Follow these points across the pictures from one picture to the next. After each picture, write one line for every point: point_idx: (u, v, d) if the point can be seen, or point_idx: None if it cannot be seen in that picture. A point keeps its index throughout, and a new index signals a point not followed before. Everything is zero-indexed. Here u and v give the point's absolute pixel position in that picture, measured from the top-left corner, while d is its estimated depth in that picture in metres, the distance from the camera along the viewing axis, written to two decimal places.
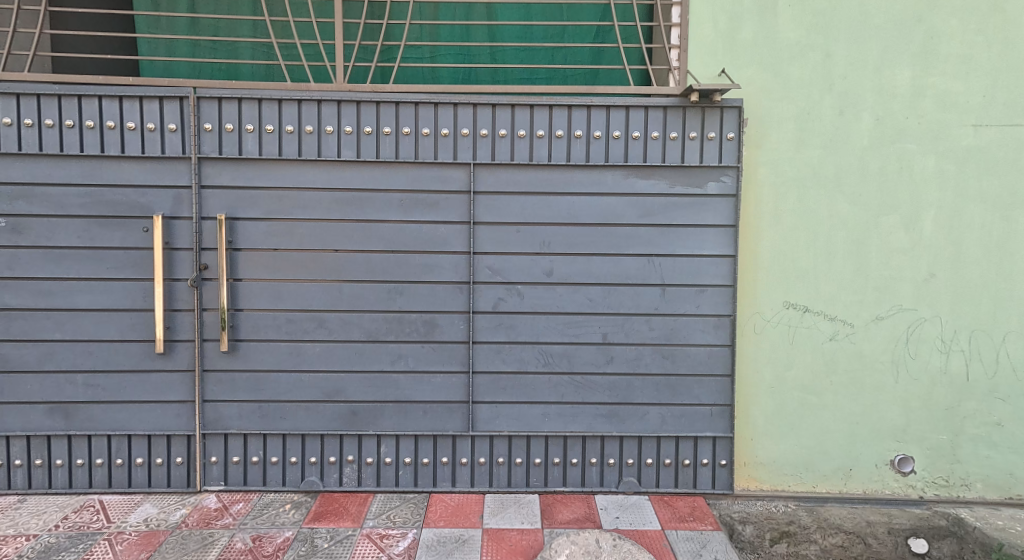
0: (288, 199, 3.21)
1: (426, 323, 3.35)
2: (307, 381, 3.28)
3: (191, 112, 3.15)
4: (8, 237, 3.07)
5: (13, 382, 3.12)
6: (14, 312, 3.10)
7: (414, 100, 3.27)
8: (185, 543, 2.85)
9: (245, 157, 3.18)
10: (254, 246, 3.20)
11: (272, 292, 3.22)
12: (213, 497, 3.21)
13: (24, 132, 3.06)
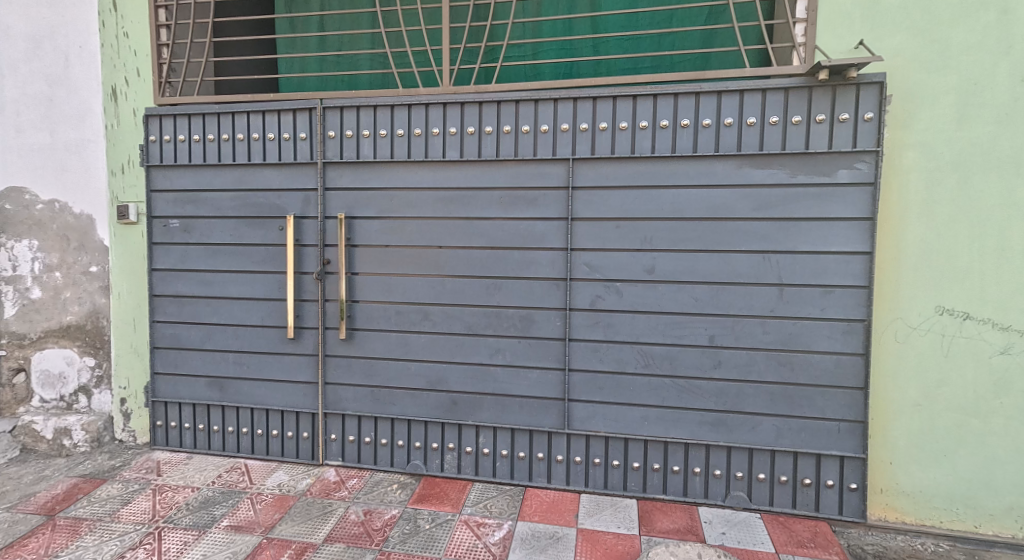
0: (399, 199, 3.43)
1: (523, 318, 3.39)
2: (414, 370, 3.49)
3: (317, 121, 3.50)
4: (180, 235, 3.65)
5: (182, 357, 3.71)
6: (183, 298, 3.68)
7: (514, 98, 3.33)
8: (308, 509, 3.18)
9: (362, 160, 3.46)
10: (369, 243, 3.47)
11: (384, 285, 3.48)
12: (333, 471, 3.55)
13: (193, 146, 3.63)
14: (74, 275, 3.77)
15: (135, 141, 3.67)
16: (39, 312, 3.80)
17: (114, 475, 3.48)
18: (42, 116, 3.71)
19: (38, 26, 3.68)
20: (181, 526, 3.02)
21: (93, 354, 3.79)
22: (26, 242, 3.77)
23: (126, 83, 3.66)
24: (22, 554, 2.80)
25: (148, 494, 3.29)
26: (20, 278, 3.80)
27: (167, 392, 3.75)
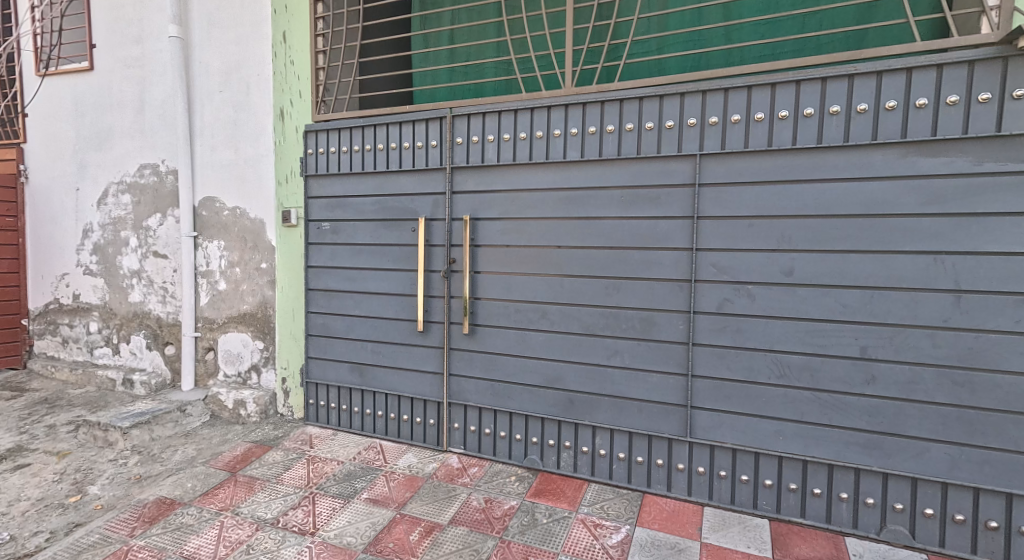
0: (519, 200, 3.54)
1: (643, 320, 3.31)
2: (533, 367, 3.57)
3: (447, 129, 3.72)
4: (330, 236, 4.11)
5: (330, 344, 4.17)
6: (332, 292, 4.13)
7: (638, 95, 3.25)
8: (436, 491, 3.41)
9: (486, 164, 3.62)
10: (492, 243, 3.61)
11: (505, 284, 3.60)
12: (456, 458, 3.77)
13: (342, 156, 4.05)
14: (250, 271, 4.40)
15: (296, 154, 4.18)
16: (224, 301, 4.51)
17: (277, 443, 4.02)
18: (229, 137, 4.39)
19: (228, 62, 4.35)
20: (331, 494, 3.40)
21: (262, 338, 4.40)
22: (216, 243, 4.50)
23: (291, 104, 4.17)
24: (214, 501, 3.35)
25: (304, 463, 3.76)
26: (212, 272, 4.54)
27: (318, 374, 4.23)
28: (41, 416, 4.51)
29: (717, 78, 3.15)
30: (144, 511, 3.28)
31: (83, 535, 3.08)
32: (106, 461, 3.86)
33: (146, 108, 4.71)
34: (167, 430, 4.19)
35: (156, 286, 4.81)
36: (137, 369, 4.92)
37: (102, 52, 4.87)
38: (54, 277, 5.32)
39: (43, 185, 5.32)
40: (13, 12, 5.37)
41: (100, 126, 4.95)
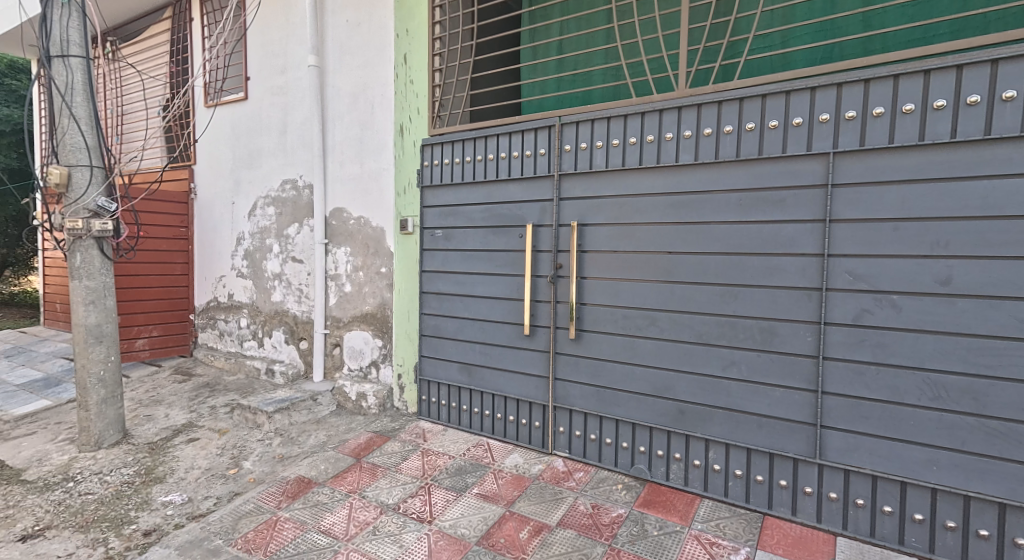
0: (628, 205, 3.53)
1: (763, 330, 3.16)
2: (641, 375, 3.53)
3: (556, 137, 3.81)
4: (442, 242, 4.34)
5: (440, 344, 4.39)
6: (444, 295, 4.35)
7: (760, 92, 3.13)
8: (543, 492, 3.48)
9: (594, 170, 3.65)
10: (599, 248, 3.64)
11: (613, 290, 3.60)
12: (561, 461, 3.82)
13: (454, 167, 4.28)
14: (372, 274, 4.76)
15: (413, 166, 4.47)
16: (349, 301, 4.91)
17: (395, 435, 4.30)
18: (356, 153, 4.79)
19: (355, 83, 4.76)
20: (445, 486, 3.60)
21: (380, 337, 4.74)
22: (343, 249, 4.92)
23: (410, 120, 4.47)
24: (343, 484, 3.68)
25: (419, 454, 3.99)
26: (339, 275, 4.96)
27: (431, 372, 4.47)
28: (204, 397, 5.20)
29: (854, 69, 2.95)
30: (286, 487, 3.69)
31: (240, 503, 3.55)
32: (255, 440, 4.37)
33: (288, 130, 5.27)
34: (302, 416, 4.63)
35: (294, 287, 5.34)
36: (277, 361, 5.48)
37: (255, 83, 5.54)
38: (214, 279, 6.10)
39: (207, 198, 6.13)
40: (188, 54, 6.28)
41: (252, 147, 5.62)
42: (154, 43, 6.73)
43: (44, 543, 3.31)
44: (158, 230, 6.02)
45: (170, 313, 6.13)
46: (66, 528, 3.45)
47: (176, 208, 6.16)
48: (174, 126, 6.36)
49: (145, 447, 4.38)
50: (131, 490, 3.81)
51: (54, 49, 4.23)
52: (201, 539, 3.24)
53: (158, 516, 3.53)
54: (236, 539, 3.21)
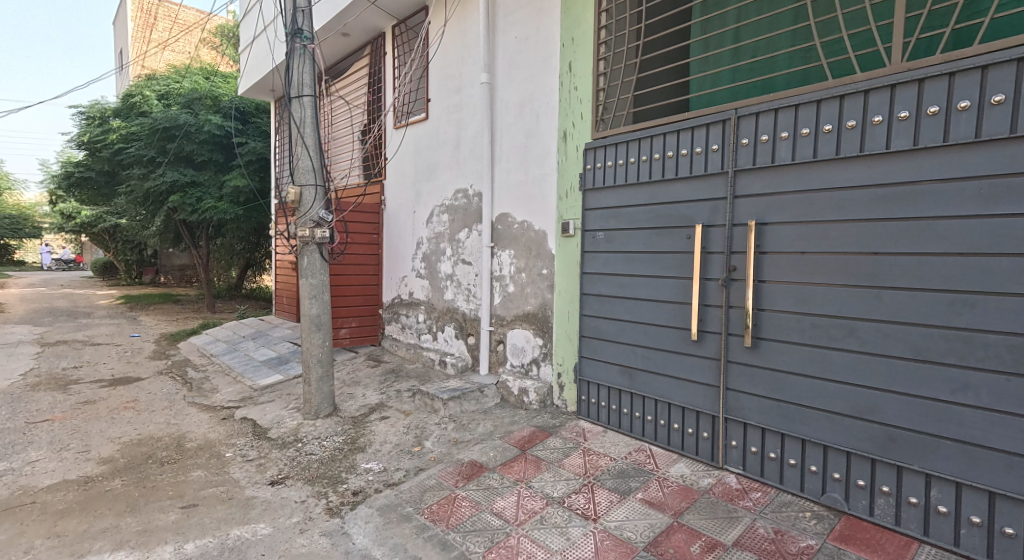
0: (820, 201, 3.18)
1: (1013, 350, 2.63)
2: (835, 392, 3.16)
3: (730, 131, 3.58)
4: (603, 244, 4.36)
5: (601, 346, 4.41)
6: (604, 297, 4.37)
7: (1012, 56, 2.64)
8: (714, 508, 3.30)
9: (777, 164, 3.35)
10: (782, 249, 3.34)
11: (799, 295, 3.28)
12: (733, 478, 3.57)
13: (617, 170, 4.26)
14: (533, 276, 5.00)
15: (575, 171, 4.56)
16: (512, 301, 5.21)
17: (556, 431, 4.45)
18: (521, 162, 5.07)
19: (522, 96, 5.03)
20: (607, 486, 3.63)
21: (541, 336, 4.93)
22: (507, 253, 5.24)
23: (573, 126, 4.57)
24: (511, 472, 3.93)
25: (580, 453, 4.07)
26: (503, 277, 5.30)
27: (591, 374, 4.50)
28: (391, 382, 5.94)
29: None
30: (462, 468, 4.06)
31: (425, 478, 4.01)
32: (433, 423, 4.88)
33: (462, 144, 5.77)
34: (471, 406, 5.04)
35: (463, 287, 5.83)
36: (448, 353, 6.04)
37: (435, 104, 6.17)
38: (399, 279, 6.90)
39: (394, 208, 6.96)
40: (382, 86, 7.25)
41: (431, 162, 6.25)
42: (356, 79, 7.92)
43: (284, 490, 4.10)
44: (358, 236, 7.02)
45: (365, 308, 7.12)
46: (298, 480, 4.24)
47: (371, 218, 7.16)
48: (370, 148, 7.38)
49: (348, 421, 5.17)
50: (342, 455, 4.55)
51: (294, 91, 5.21)
52: (395, 504, 3.73)
53: (363, 479, 4.16)
54: (423, 509, 3.63)
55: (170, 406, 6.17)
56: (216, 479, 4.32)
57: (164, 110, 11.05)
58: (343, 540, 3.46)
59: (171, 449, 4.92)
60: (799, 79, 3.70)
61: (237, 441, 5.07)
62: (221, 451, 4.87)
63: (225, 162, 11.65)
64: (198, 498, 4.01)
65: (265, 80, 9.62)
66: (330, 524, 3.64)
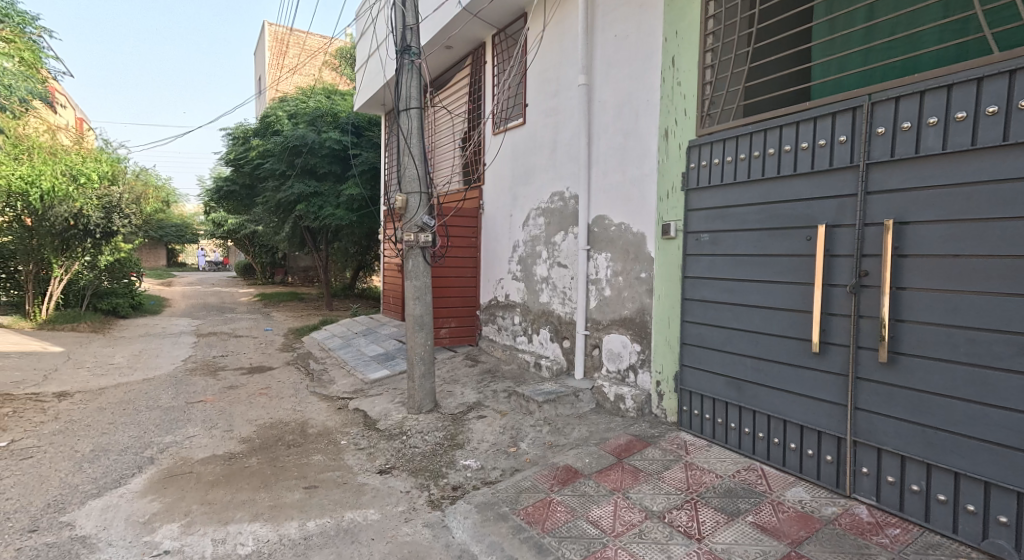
0: (980, 196, 2.79)
1: None
2: (998, 417, 2.74)
3: (864, 119, 3.24)
4: (709, 247, 4.13)
5: (707, 355, 4.17)
6: (709, 302, 4.14)
7: None
8: (841, 541, 2.99)
9: (923, 154, 2.98)
10: (927, 252, 2.97)
11: (950, 305, 2.89)
12: (864, 510, 3.21)
13: (725, 167, 4.00)
14: (631, 279, 4.85)
15: (678, 170, 4.37)
16: (609, 305, 5.10)
17: (655, 441, 4.27)
18: (619, 162, 4.95)
19: (621, 94, 4.91)
20: (711, 504, 3.42)
21: (640, 341, 4.77)
22: (604, 255, 5.14)
23: (675, 123, 4.38)
24: (608, 480, 3.83)
25: (681, 466, 3.88)
26: (599, 280, 5.21)
27: (693, 383, 4.28)
28: (488, 382, 6.05)
29: None
30: (557, 472, 4.03)
31: (521, 479, 4.02)
32: (529, 425, 4.89)
33: (558, 147, 5.74)
34: (566, 410, 4.99)
35: (558, 290, 5.80)
36: (543, 356, 6.04)
37: (532, 108, 6.19)
38: (495, 281, 7.01)
39: (491, 213, 7.08)
40: (482, 94, 7.41)
41: (528, 166, 6.28)
42: (458, 88, 8.17)
43: (391, 479, 4.29)
44: (457, 240, 7.25)
45: (463, 309, 7.31)
46: (403, 471, 4.42)
47: (471, 222, 7.35)
48: (470, 155, 7.58)
49: (449, 417, 5.33)
50: (442, 450, 4.69)
51: (402, 104, 5.47)
52: (493, 502, 3.78)
53: (462, 475, 4.27)
54: (519, 509, 3.65)
55: (295, 394, 6.73)
56: (334, 464, 4.61)
57: (293, 128, 12.13)
58: (443, 533, 3.55)
59: (297, 434, 5.34)
60: (954, 55, 3.34)
61: (352, 430, 5.40)
62: (337, 439, 5.21)
63: (343, 173, 12.49)
64: (319, 480, 4.30)
65: (377, 95, 10.25)
66: (432, 516, 3.75)
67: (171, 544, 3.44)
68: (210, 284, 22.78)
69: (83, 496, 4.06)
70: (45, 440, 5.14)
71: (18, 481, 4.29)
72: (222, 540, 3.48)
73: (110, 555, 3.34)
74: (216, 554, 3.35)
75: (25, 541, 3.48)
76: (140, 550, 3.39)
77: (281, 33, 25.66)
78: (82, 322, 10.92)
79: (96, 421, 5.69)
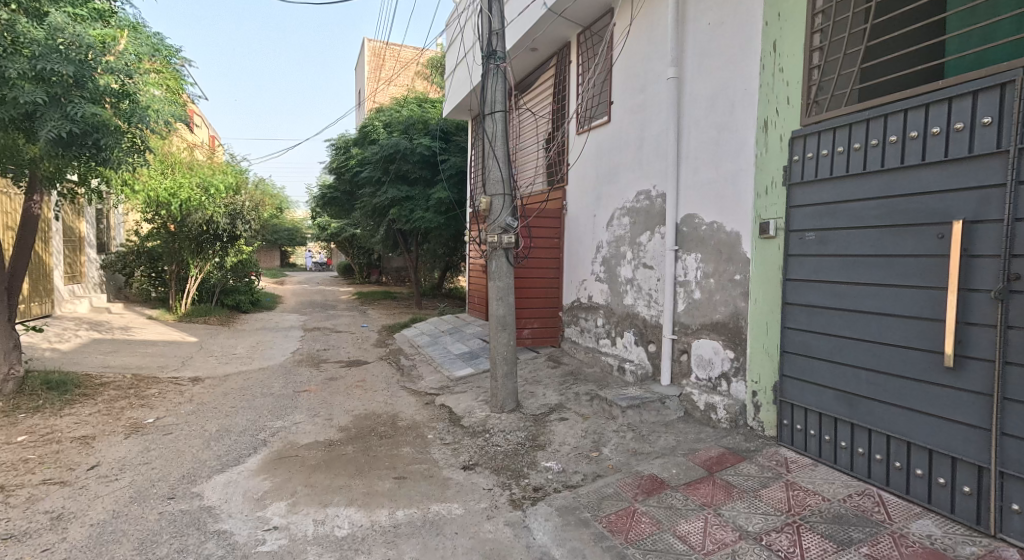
0: None
1: None
2: None
3: (1015, 98, 2.83)
4: (816, 247, 3.78)
5: (813, 366, 3.81)
6: (816, 308, 3.79)
7: None
8: None
9: None
10: None
11: None
12: (1012, 552, 2.79)
13: (836, 158, 3.65)
14: (724, 282, 4.57)
15: (779, 164, 4.05)
16: (699, 309, 4.83)
17: (751, 456, 3.98)
18: (712, 158, 4.68)
19: (715, 86, 4.64)
20: (816, 530, 3.12)
21: (733, 348, 4.47)
22: (693, 256, 4.88)
23: (776, 113, 4.08)
24: (697, 494, 3.61)
25: (781, 485, 3.58)
26: (688, 282, 4.95)
27: (795, 395, 3.95)
28: (570, 384, 5.93)
29: None
30: (642, 482, 3.85)
31: (603, 485, 3.89)
32: (611, 430, 4.74)
33: (645, 144, 5.53)
34: (652, 417, 4.78)
35: (644, 292, 5.58)
36: (627, 359, 5.84)
37: (618, 105, 6.01)
38: (578, 282, 6.89)
39: (575, 213, 6.96)
40: (566, 94, 7.32)
41: (613, 164, 6.10)
42: (543, 89, 8.11)
43: (474, 476, 4.29)
44: (539, 241, 7.21)
45: (545, 310, 7.25)
46: (486, 468, 4.41)
47: (553, 223, 7.27)
48: (553, 155, 7.51)
49: (531, 418, 5.28)
50: (524, 451, 4.65)
51: (487, 108, 5.49)
52: (574, 506, 3.67)
53: (543, 477, 4.19)
54: (602, 516, 3.53)
55: (388, 388, 6.97)
56: (421, 457, 4.68)
57: (388, 137, 12.66)
58: (524, 533, 3.49)
59: (389, 425, 5.49)
60: None
61: (438, 425, 5.49)
62: (424, 432, 5.30)
63: (432, 178, 12.84)
64: (408, 471, 4.38)
65: (464, 102, 10.45)
66: (514, 515, 3.70)
67: (280, 521, 3.63)
68: (316, 284, 24.34)
69: (210, 470, 4.41)
70: (183, 418, 5.68)
71: (159, 453, 4.75)
72: (323, 521, 3.63)
73: (230, 526, 3.58)
74: (315, 534, 3.48)
75: (164, 506, 3.83)
76: (253, 524, 3.61)
77: (380, 48, 27.11)
78: (212, 316, 12.03)
79: (223, 404, 6.20)
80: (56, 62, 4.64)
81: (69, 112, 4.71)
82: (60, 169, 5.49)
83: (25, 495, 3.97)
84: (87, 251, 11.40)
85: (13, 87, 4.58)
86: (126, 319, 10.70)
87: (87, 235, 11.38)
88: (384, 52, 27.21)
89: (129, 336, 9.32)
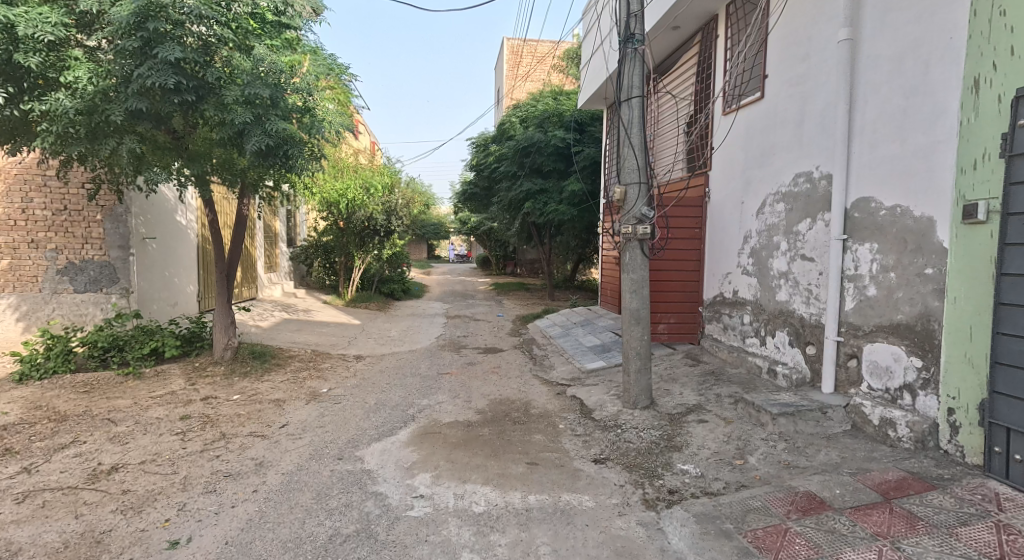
0: None
1: None
2: None
3: None
4: None
5: None
6: None
7: None
8: None
9: None
10: None
11: None
12: None
13: None
14: (909, 276, 3.89)
15: (995, 131, 3.35)
16: (873, 307, 4.18)
17: (944, 485, 3.34)
18: (896, 130, 4.00)
19: (903, 46, 3.95)
20: None
21: (921, 356, 3.80)
22: (868, 246, 4.23)
23: (993, 68, 3.37)
24: (868, 522, 3.08)
25: (990, 525, 2.95)
26: (860, 276, 4.29)
27: (1011, 416, 3.24)
28: (711, 384, 5.49)
29: None
30: (796, 499, 3.39)
31: (748, 497, 3.49)
32: (760, 438, 4.28)
33: (805, 120, 4.91)
34: (810, 428, 4.23)
35: (802, 287, 4.96)
36: (780, 362, 5.25)
37: (773, 79, 5.41)
38: (721, 275, 6.35)
39: (718, 202, 6.43)
40: (711, 73, 6.77)
41: (765, 146, 5.51)
42: (685, 70, 7.60)
43: (606, 470, 4.10)
44: (677, 231, 6.77)
45: (683, 304, 6.80)
46: (617, 463, 4.20)
47: (693, 212, 6.78)
48: (696, 139, 7.00)
49: (666, 417, 4.96)
50: (658, 450, 4.36)
51: (624, 95, 5.19)
52: (713, 515, 3.34)
53: (679, 479, 3.89)
54: (745, 530, 3.16)
55: (521, 376, 7.01)
56: (553, 445, 4.60)
57: (525, 131, 12.82)
58: (658, 535, 3.25)
59: (522, 412, 5.49)
60: None
61: (569, 415, 5.37)
62: (555, 422, 5.22)
63: (567, 169, 12.67)
64: (539, 458, 4.31)
65: (600, 90, 10.20)
66: (647, 515, 3.46)
67: (426, 490, 3.76)
68: (456, 274, 25.68)
69: (369, 438, 4.72)
70: (350, 390, 6.19)
71: (331, 419, 5.20)
72: (461, 496, 3.68)
73: (385, 489, 3.78)
74: (455, 506, 3.55)
75: (334, 466, 4.15)
76: (403, 490, 3.77)
77: (518, 47, 27.59)
78: (372, 302, 13.08)
79: (380, 380, 6.64)
80: (259, 87, 5.22)
81: (266, 127, 5.24)
82: (262, 178, 6.16)
83: (237, 443, 4.56)
84: (280, 245, 13.06)
85: (229, 110, 5.20)
86: (306, 302, 12.01)
87: (279, 232, 12.91)
88: (521, 50, 27.74)
89: (308, 317, 10.43)
